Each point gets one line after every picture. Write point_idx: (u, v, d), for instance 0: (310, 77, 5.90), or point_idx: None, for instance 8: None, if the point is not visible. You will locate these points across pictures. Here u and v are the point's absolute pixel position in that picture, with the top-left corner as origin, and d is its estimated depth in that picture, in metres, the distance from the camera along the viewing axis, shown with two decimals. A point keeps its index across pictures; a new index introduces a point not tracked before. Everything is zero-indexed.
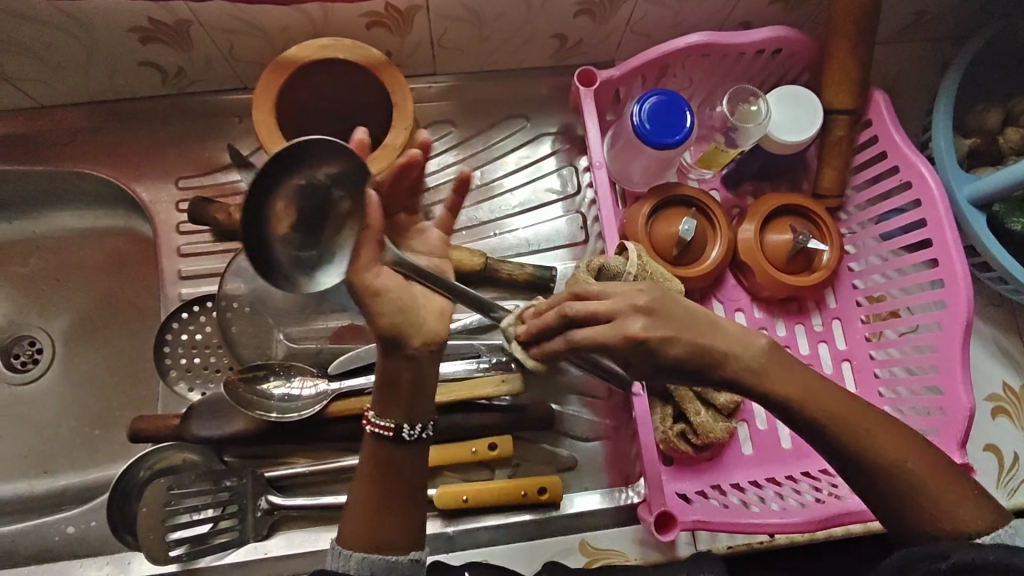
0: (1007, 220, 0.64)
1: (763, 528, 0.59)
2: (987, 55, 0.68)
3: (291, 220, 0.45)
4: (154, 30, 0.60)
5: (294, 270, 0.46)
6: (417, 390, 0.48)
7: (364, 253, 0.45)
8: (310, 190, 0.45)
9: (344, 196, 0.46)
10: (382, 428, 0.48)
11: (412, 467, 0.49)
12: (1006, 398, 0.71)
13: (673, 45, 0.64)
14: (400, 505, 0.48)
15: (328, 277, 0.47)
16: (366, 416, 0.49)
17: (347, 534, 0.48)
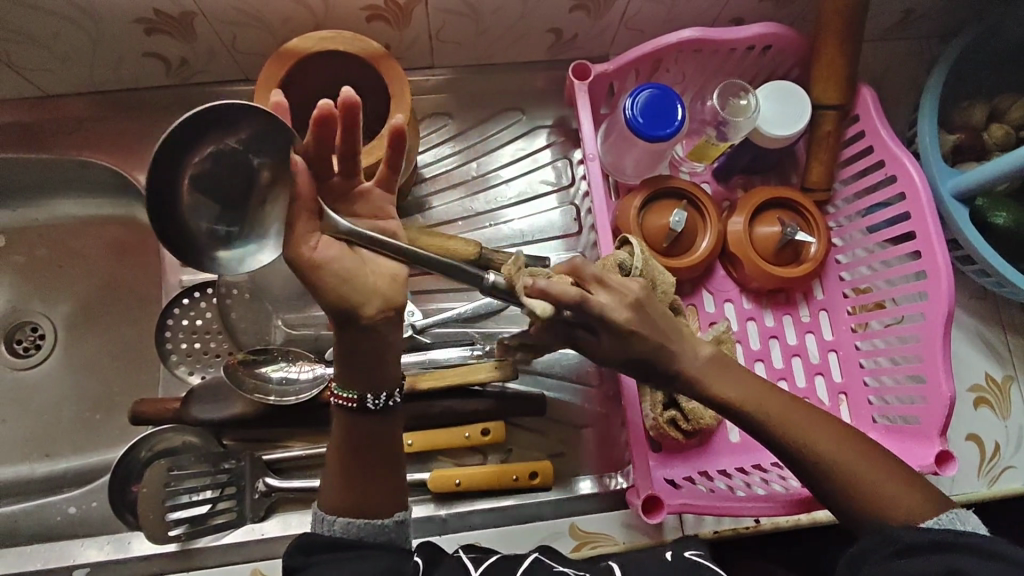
0: (989, 214, 0.66)
1: (748, 510, 0.61)
2: (972, 53, 0.70)
3: (202, 192, 0.45)
4: (158, 21, 0.61)
5: (216, 245, 0.47)
6: (367, 368, 0.48)
7: (299, 228, 0.44)
8: (222, 157, 0.45)
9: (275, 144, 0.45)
10: (346, 400, 0.49)
11: (378, 437, 0.50)
12: (988, 389, 0.72)
13: (666, 40, 0.65)
14: (365, 474, 0.50)
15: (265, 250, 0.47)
16: (330, 392, 0.49)
17: (324, 500, 0.50)
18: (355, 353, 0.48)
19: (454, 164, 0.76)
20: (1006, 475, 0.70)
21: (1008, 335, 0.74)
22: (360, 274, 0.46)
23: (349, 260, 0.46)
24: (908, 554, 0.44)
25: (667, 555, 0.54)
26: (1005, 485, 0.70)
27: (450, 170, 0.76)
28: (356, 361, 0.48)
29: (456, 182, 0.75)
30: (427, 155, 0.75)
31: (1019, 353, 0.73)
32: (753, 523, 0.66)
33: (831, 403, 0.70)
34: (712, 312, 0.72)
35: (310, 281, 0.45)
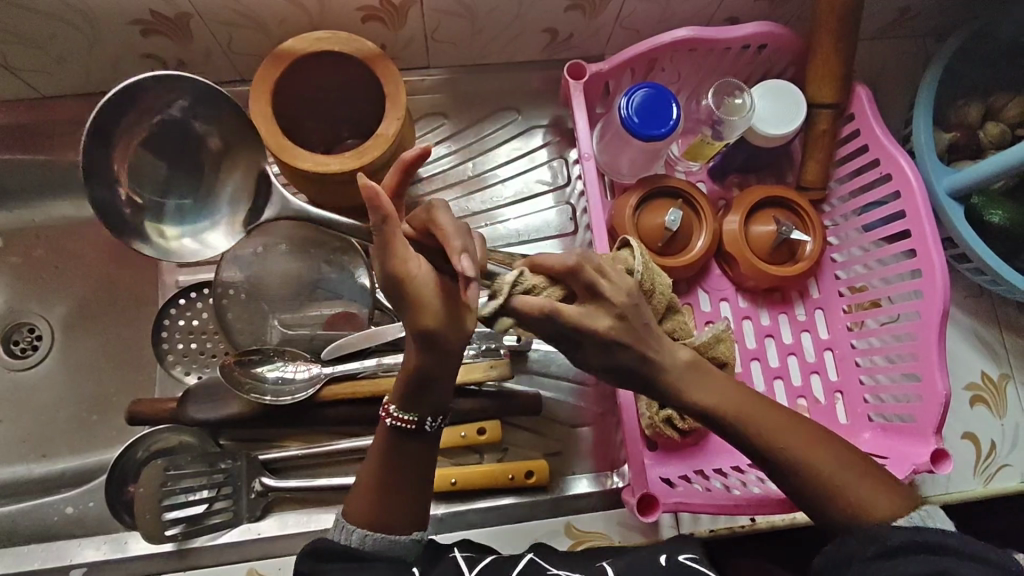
0: (985, 212, 0.67)
1: (743, 509, 0.61)
2: (967, 51, 0.70)
3: (152, 158, 0.59)
4: (154, 23, 0.61)
5: (170, 213, 0.60)
6: (423, 392, 0.48)
7: (403, 244, 0.40)
8: (168, 125, 0.58)
9: (217, 141, 0.60)
10: (401, 420, 0.49)
11: (417, 457, 0.50)
12: (984, 387, 0.72)
13: (660, 39, 0.65)
14: (399, 492, 0.50)
15: (207, 237, 0.60)
16: (387, 409, 0.50)
17: (352, 510, 0.51)
18: (421, 370, 0.46)
19: (451, 163, 0.76)
20: (1002, 473, 0.70)
21: (1004, 333, 0.74)
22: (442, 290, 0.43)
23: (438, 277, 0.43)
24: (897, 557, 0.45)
25: (660, 557, 0.53)
26: (1001, 483, 0.70)
27: (445, 169, 0.76)
28: (418, 377, 0.47)
29: (452, 181, 0.76)
30: None
31: (1015, 350, 0.73)
32: (749, 521, 0.66)
33: (827, 402, 0.70)
34: (708, 311, 0.72)
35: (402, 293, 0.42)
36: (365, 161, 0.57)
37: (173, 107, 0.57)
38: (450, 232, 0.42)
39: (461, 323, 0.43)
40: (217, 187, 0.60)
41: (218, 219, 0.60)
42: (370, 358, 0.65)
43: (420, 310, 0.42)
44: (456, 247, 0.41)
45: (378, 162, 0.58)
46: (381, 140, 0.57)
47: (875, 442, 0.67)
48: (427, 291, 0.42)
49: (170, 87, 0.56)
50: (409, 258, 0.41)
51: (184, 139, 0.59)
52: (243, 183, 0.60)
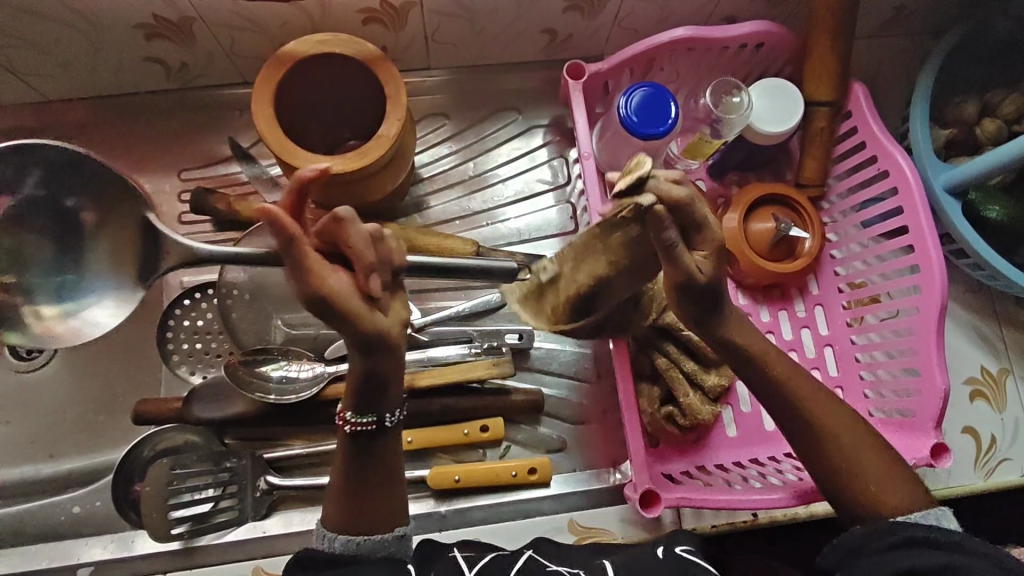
0: (982, 208, 0.68)
1: (746, 505, 0.61)
2: (963, 49, 0.70)
3: (27, 245, 0.48)
4: (158, 26, 0.62)
5: (48, 294, 0.49)
6: (372, 395, 0.48)
7: (314, 258, 0.39)
8: (41, 208, 0.47)
9: (90, 213, 0.48)
10: (362, 424, 0.49)
11: (379, 457, 0.51)
12: (983, 382, 0.73)
13: (658, 39, 0.66)
14: (367, 494, 0.51)
15: (98, 313, 0.49)
16: (342, 417, 0.49)
17: (327, 518, 0.52)
18: (371, 374, 0.46)
19: (452, 163, 0.77)
20: (1002, 467, 0.71)
21: (1003, 329, 0.74)
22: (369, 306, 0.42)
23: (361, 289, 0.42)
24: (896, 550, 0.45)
25: (657, 550, 0.54)
26: (1001, 477, 0.70)
27: (447, 169, 0.76)
28: (365, 381, 0.47)
29: (454, 182, 0.76)
30: (425, 156, 0.76)
31: (1014, 345, 0.74)
32: (750, 517, 0.66)
33: None
34: None
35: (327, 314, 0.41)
36: (367, 161, 0.57)
37: (29, 183, 0.46)
38: (361, 249, 0.40)
39: (392, 322, 0.44)
40: (89, 249, 0.48)
41: (102, 288, 0.49)
42: None
43: (362, 324, 0.42)
44: (369, 258, 0.41)
45: (379, 162, 0.59)
46: (383, 141, 0.58)
47: None
48: (357, 309, 0.41)
49: (22, 151, 0.45)
50: (329, 274, 0.40)
51: (57, 215, 0.48)
52: (120, 242, 0.48)
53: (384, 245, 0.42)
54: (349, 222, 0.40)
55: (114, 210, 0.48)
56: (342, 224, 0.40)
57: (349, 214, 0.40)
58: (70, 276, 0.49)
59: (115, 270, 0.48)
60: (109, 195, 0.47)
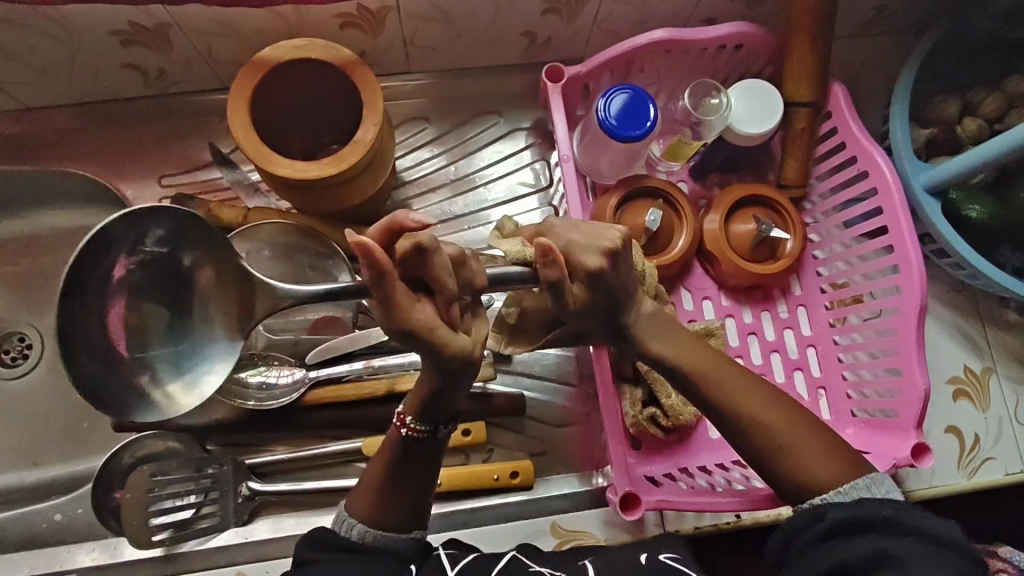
0: (963, 207, 0.67)
1: (725, 506, 0.61)
2: (942, 48, 0.70)
3: (145, 304, 0.53)
4: (135, 33, 0.62)
5: (165, 370, 0.54)
6: (442, 407, 0.49)
7: (402, 292, 0.41)
8: (151, 266, 0.52)
9: (206, 271, 0.53)
10: (417, 431, 0.50)
11: (428, 462, 0.51)
12: (967, 381, 0.73)
13: (637, 41, 0.66)
14: (401, 495, 0.51)
15: (206, 375, 0.54)
16: (403, 419, 0.50)
17: (356, 506, 0.51)
18: (439, 389, 0.47)
19: (435, 167, 0.77)
20: (986, 466, 0.71)
21: (986, 327, 0.74)
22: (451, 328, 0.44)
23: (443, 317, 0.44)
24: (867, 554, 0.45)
25: (641, 556, 0.54)
26: (985, 476, 0.70)
27: (430, 173, 0.76)
28: (433, 394, 0.48)
29: (436, 185, 0.76)
30: (407, 160, 0.76)
31: (997, 344, 0.74)
32: (734, 519, 0.66)
33: (811, 398, 0.71)
34: (691, 309, 0.73)
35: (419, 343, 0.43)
36: (343, 166, 0.57)
37: (149, 242, 0.51)
38: (446, 280, 0.42)
39: (473, 342, 0.45)
40: (198, 308, 0.53)
41: (217, 351, 0.54)
42: (357, 361, 0.65)
43: (447, 348, 0.43)
44: (450, 288, 0.43)
45: (356, 167, 0.58)
46: (359, 147, 0.58)
47: (858, 438, 0.68)
48: (440, 333, 0.43)
49: (148, 215, 0.50)
50: (414, 307, 0.42)
51: (175, 277, 0.53)
52: (229, 299, 0.53)
53: (465, 268, 0.46)
54: (431, 251, 0.41)
55: (220, 286, 0.53)
56: (426, 254, 0.41)
57: (432, 242, 0.41)
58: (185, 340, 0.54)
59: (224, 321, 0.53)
60: (224, 255, 0.52)
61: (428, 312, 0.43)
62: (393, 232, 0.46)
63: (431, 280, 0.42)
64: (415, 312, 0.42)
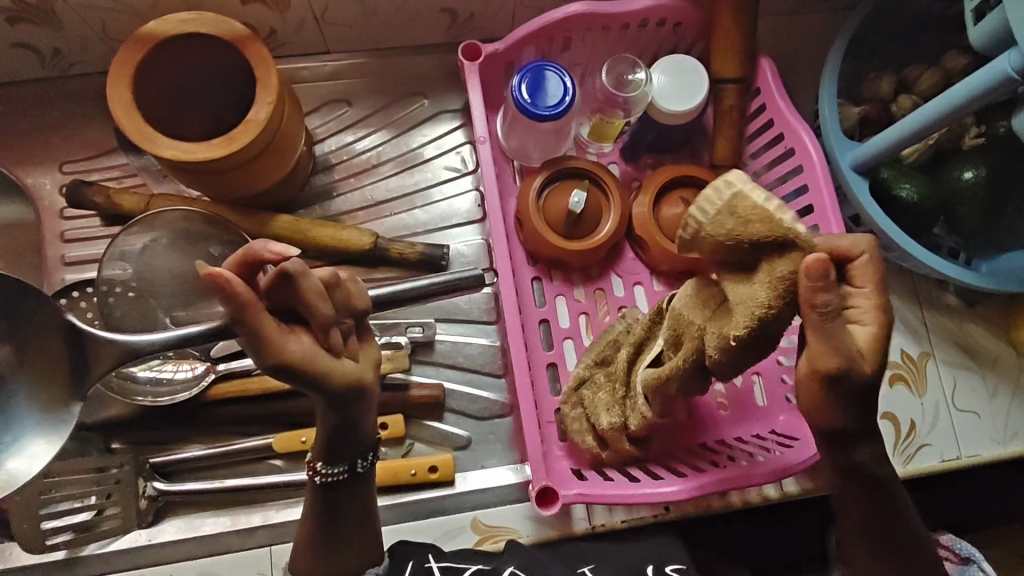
0: (894, 186, 0.65)
1: (650, 495, 0.59)
2: (874, 23, 0.68)
3: None
4: (18, 9, 0.59)
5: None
6: (346, 443, 0.45)
7: (271, 324, 0.36)
8: None
9: (5, 348, 0.42)
10: (331, 475, 0.46)
11: (352, 504, 0.49)
12: (904, 366, 0.71)
13: (554, 15, 0.63)
14: (331, 540, 0.49)
15: (15, 456, 0.42)
16: (314, 468, 0.46)
17: (297, 561, 0.51)
18: (337, 427, 0.43)
19: (357, 152, 0.74)
20: (922, 453, 0.69)
21: (924, 311, 0.72)
22: (336, 362, 0.39)
23: (326, 351, 0.39)
24: None
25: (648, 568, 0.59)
26: (920, 462, 0.68)
27: (351, 158, 0.73)
28: (331, 433, 0.44)
29: (359, 170, 0.73)
30: (327, 144, 0.73)
31: (935, 328, 0.72)
32: (663, 511, 0.64)
33: (744, 386, 0.69)
34: (621, 296, 0.70)
35: (293, 381, 0.38)
36: (235, 147, 0.54)
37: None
38: (317, 302, 0.38)
39: (363, 368, 0.42)
40: (8, 385, 0.42)
41: (25, 423, 0.43)
42: None
43: (332, 378, 0.39)
44: (325, 312, 0.39)
45: (250, 148, 0.55)
46: (252, 126, 0.54)
47: (790, 424, 0.66)
48: (324, 363, 0.38)
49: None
50: (287, 339, 0.37)
51: None
52: (41, 364, 0.43)
53: (339, 291, 0.41)
54: (299, 277, 0.38)
55: (36, 342, 0.43)
56: (291, 280, 0.38)
57: (299, 268, 0.38)
58: None
59: (55, 392, 0.43)
60: (27, 329, 0.42)
61: (305, 347, 0.38)
62: (249, 265, 0.39)
63: (302, 307, 0.38)
64: (286, 343, 0.37)
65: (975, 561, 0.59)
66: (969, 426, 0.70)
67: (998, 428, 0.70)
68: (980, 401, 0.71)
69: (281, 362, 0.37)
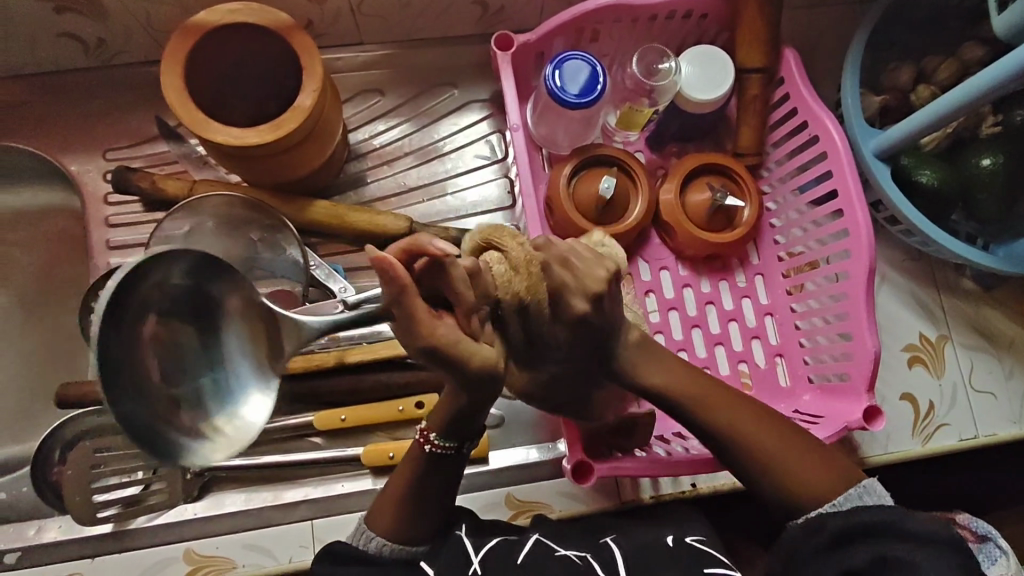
0: (914, 172, 0.67)
1: (681, 468, 0.61)
2: (894, 15, 0.70)
3: (162, 355, 0.40)
4: (68, 0, 0.61)
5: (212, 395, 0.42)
6: (465, 423, 0.48)
7: (423, 309, 0.38)
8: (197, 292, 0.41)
9: (236, 301, 0.42)
10: (441, 448, 0.50)
11: (450, 477, 0.51)
12: (922, 348, 0.73)
13: (586, 6, 0.65)
14: (427, 504, 0.51)
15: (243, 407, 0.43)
16: (426, 436, 0.50)
17: (375, 519, 0.51)
18: (460, 408, 0.46)
19: (388, 140, 0.76)
20: (940, 432, 0.71)
21: (941, 295, 0.74)
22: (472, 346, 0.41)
23: (468, 336, 0.41)
24: (836, 545, 0.45)
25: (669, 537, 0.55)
26: (939, 441, 0.70)
27: (384, 147, 0.75)
28: (454, 412, 0.47)
29: (392, 158, 0.75)
30: (360, 133, 0.75)
31: (952, 311, 0.74)
32: (690, 487, 0.67)
33: (767, 366, 0.71)
34: (649, 280, 0.72)
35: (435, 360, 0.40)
36: (283, 132, 0.56)
37: (175, 276, 0.40)
38: (464, 292, 0.40)
39: (496, 352, 0.42)
40: (228, 339, 0.42)
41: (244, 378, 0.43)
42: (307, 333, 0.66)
43: (471, 361, 0.40)
44: (468, 299, 0.40)
45: (296, 134, 0.57)
46: (298, 113, 0.56)
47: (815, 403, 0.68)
48: (463, 346, 0.40)
49: (171, 250, 0.39)
50: (435, 323, 0.39)
51: (199, 309, 0.41)
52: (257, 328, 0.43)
53: (483, 278, 0.42)
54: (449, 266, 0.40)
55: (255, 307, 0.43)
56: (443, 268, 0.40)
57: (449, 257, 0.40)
58: (203, 358, 0.42)
59: (264, 355, 0.43)
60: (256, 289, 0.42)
61: (449, 331, 0.40)
62: (412, 254, 0.40)
63: (450, 294, 0.40)
64: (433, 325, 0.39)
65: (993, 539, 0.49)
66: (985, 406, 0.72)
67: (1014, 409, 0.72)
68: (996, 382, 0.73)
69: (428, 342, 0.39)
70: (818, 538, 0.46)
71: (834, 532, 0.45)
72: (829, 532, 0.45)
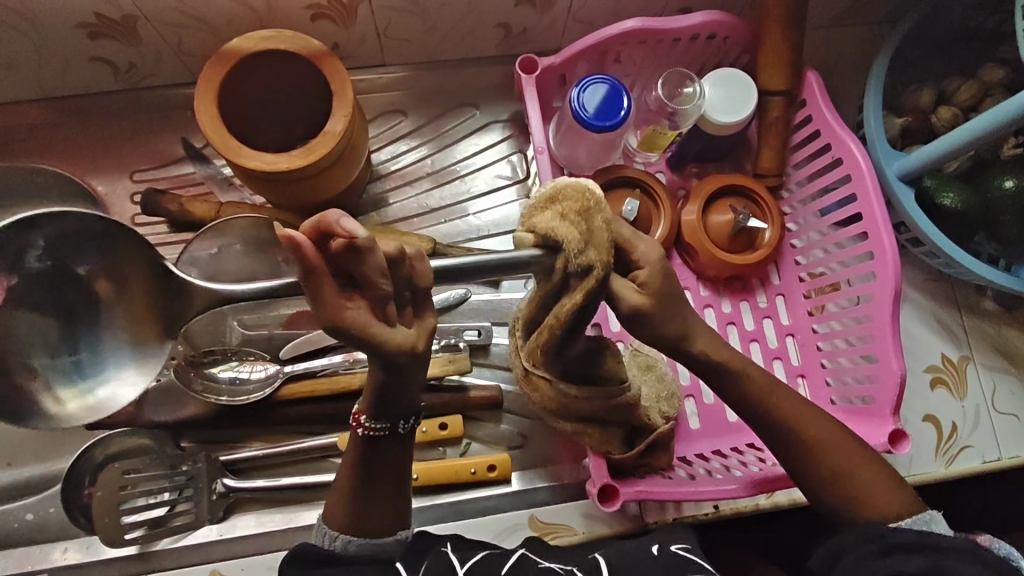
0: (937, 195, 0.68)
1: (706, 494, 0.60)
2: (916, 38, 0.70)
3: (46, 313, 0.46)
4: (101, 26, 0.62)
5: (61, 374, 0.47)
6: (393, 402, 0.46)
7: (331, 292, 0.38)
8: (51, 275, 0.45)
9: (103, 281, 0.46)
10: (372, 430, 0.47)
11: (390, 462, 0.49)
12: (944, 369, 0.73)
13: (610, 30, 0.66)
14: (376, 498, 0.50)
15: (116, 385, 0.48)
16: (358, 420, 0.48)
17: (331, 514, 0.51)
18: (382, 386, 0.44)
19: (410, 160, 0.76)
20: (963, 454, 0.70)
21: (962, 316, 0.74)
22: (381, 335, 0.40)
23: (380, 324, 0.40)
24: (888, 554, 0.47)
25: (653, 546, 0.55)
26: (962, 464, 0.70)
27: (405, 166, 0.76)
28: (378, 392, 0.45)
29: (413, 178, 0.76)
30: (382, 153, 0.76)
31: (974, 332, 0.74)
32: (713, 509, 0.66)
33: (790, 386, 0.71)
34: None
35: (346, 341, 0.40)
36: (313, 158, 0.56)
37: (34, 256, 0.44)
38: (378, 281, 0.39)
39: (416, 336, 0.42)
40: (105, 315, 0.47)
41: (126, 357, 0.48)
42: (334, 354, 0.66)
43: (383, 346, 0.40)
44: (384, 288, 0.39)
45: (327, 159, 0.58)
46: (328, 138, 0.57)
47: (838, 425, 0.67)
48: (376, 331, 0.40)
49: (26, 223, 0.43)
50: (344, 307, 0.39)
51: (72, 287, 0.46)
52: (142, 302, 0.46)
53: (405, 267, 0.41)
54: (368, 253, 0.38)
55: (133, 280, 0.46)
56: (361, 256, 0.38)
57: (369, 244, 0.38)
58: (83, 334, 0.47)
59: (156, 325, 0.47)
60: (125, 262, 0.46)
61: (360, 315, 0.39)
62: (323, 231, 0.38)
63: (363, 278, 0.39)
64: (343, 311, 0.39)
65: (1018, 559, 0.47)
66: (1009, 428, 0.72)
67: None
68: (1018, 403, 0.72)
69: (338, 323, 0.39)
70: (870, 545, 0.48)
71: (889, 542, 0.47)
72: (883, 541, 0.47)
